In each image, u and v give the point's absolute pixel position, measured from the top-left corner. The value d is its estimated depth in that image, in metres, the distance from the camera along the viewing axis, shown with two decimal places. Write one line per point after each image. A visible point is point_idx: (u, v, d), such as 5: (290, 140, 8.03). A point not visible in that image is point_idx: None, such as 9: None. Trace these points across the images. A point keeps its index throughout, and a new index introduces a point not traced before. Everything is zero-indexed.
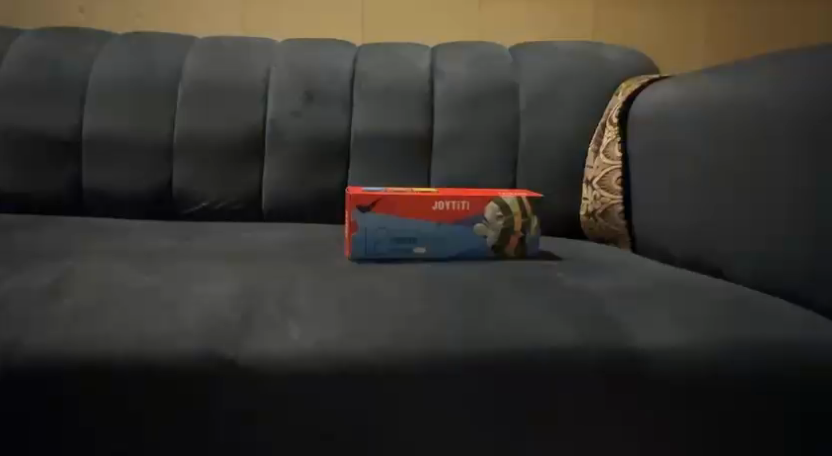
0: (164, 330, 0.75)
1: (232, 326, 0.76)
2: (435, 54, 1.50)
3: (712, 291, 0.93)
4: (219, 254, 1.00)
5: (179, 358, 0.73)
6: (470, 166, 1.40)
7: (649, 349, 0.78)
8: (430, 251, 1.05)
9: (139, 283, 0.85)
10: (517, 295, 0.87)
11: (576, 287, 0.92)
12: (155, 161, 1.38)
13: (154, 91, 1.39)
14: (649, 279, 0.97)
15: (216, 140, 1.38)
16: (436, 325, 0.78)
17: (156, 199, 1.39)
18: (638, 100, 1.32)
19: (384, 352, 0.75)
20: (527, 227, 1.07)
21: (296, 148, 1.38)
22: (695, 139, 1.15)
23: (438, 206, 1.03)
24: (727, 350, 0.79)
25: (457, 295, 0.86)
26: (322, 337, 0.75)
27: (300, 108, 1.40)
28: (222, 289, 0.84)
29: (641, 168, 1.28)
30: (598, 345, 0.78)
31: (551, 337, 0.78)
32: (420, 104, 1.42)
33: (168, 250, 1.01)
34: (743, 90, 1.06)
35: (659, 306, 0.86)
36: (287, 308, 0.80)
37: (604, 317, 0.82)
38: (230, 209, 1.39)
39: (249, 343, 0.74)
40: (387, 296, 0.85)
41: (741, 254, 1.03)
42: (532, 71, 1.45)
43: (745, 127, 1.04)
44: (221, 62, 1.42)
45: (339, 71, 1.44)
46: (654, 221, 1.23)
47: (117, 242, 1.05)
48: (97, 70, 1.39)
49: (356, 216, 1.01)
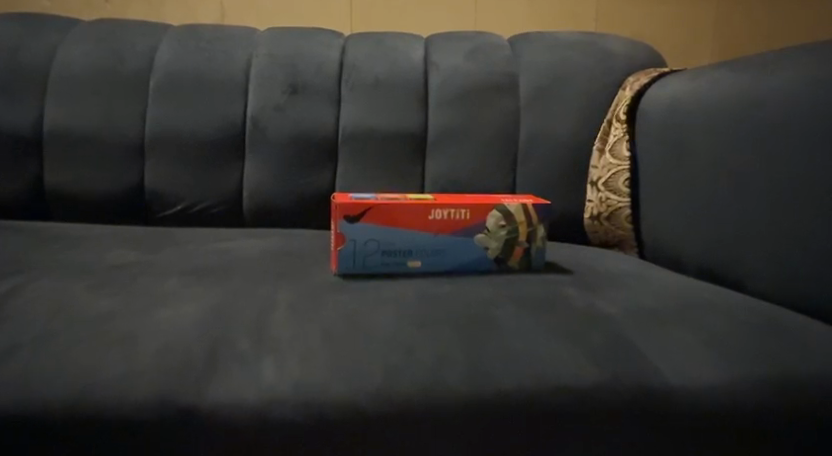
0: (115, 369, 0.64)
1: (195, 361, 0.66)
2: (428, 45, 1.39)
3: (738, 309, 0.83)
4: (189, 269, 0.89)
5: (132, 404, 0.62)
6: (467, 167, 1.30)
7: (675, 386, 0.68)
8: (425, 265, 0.94)
9: (92, 306, 0.74)
10: (524, 320, 0.77)
11: (588, 306, 0.82)
12: (124, 161, 1.26)
13: (122, 83, 1.27)
14: (668, 296, 0.87)
15: (191, 138, 1.27)
16: (431, 359, 0.68)
17: (127, 202, 1.28)
18: (647, 96, 1.22)
19: (371, 394, 0.64)
20: (533, 237, 0.97)
21: (278, 146, 1.28)
22: (711, 138, 1.04)
23: (435, 215, 0.93)
24: (760, 384, 0.69)
25: (458, 321, 0.76)
26: (298, 376, 0.65)
27: (283, 103, 1.29)
28: (188, 315, 0.73)
29: (650, 170, 1.18)
30: (616, 381, 0.68)
31: (562, 373, 0.68)
32: (412, 99, 1.31)
33: (130, 264, 0.90)
34: (766, 85, 0.95)
35: (684, 331, 0.76)
36: (260, 339, 0.70)
37: (622, 345, 0.72)
38: (208, 213, 1.29)
39: (213, 384, 0.64)
40: (377, 322, 0.74)
41: (764, 267, 0.93)
42: (533, 63, 1.34)
43: (767, 127, 0.94)
44: (197, 52, 1.31)
45: (326, 62, 1.32)
46: (664, 227, 1.13)
47: (77, 253, 0.94)
48: (59, 60, 1.27)
49: (343, 228, 0.90)
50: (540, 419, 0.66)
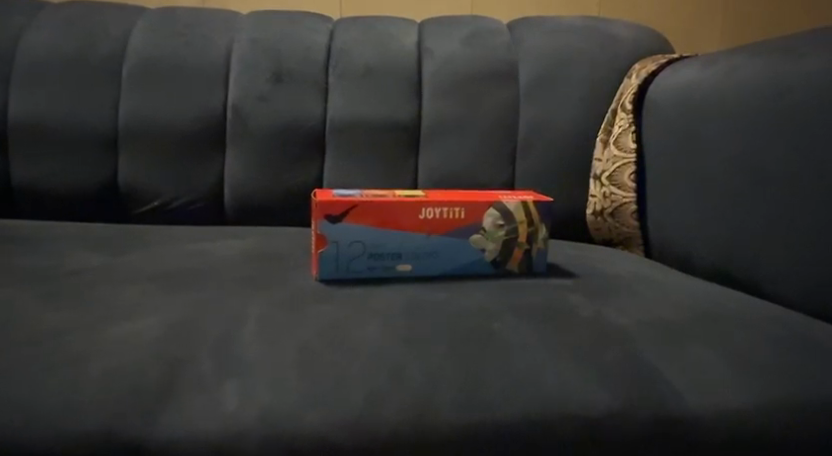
0: (53, 396, 0.56)
1: (147, 387, 0.58)
2: (423, 30, 1.30)
3: (759, 319, 0.75)
4: (155, 276, 0.81)
5: (71, 438, 0.55)
6: (463, 161, 1.21)
7: (697, 412, 0.61)
8: (416, 268, 0.86)
9: (39, 322, 0.66)
10: (525, 333, 0.69)
11: (596, 316, 0.74)
12: (96, 155, 1.18)
13: (92, 70, 1.19)
14: (683, 304, 0.79)
15: (167, 130, 1.18)
16: (419, 382, 0.60)
17: (98, 199, 1.19)
18: (655, 84, 1.13)
19: (349, 424, 0.57)
20: (533, 238, 0.90)
21: (261, 138, 1.19)
22: (722, 130, 0.95)
23: (426, 213, 0.85)
24: (792, 408, 0.62)
25: (450, 335, 0.68)
26: (266, 403, 0.57)
27: (267, 92, 1.20)
28: (147, 332, 0.65)
29: (658, 164, 1.09)
30: (631, 407, 0.60)
31: (568, 398, 0.60)
32: (404, 88, 1.23)
33: (92, 270, 0.82)
34: (785, 71, 0.86)
35: (704, 347, 0.68)
36: (224, 359, 0.62)
37: (635, 364, 0.65)
38: (187, 210, 1.20)
39: (166, 414, 0.56)
40: (360, 338, 0.66)
41: (783, 270, 0.84)
42: (534, 50, 1.26)
43: (785, 118, 0.85)
44: (174, 37, 1.22)
45: (312, 47, 1.24)
46: (672, 226, 1.05)
47: (33, 257, 0.86)
48: (26, 45, 1.18)
49: (325, 228, 0.82)
50: (544, 451, 0.59)
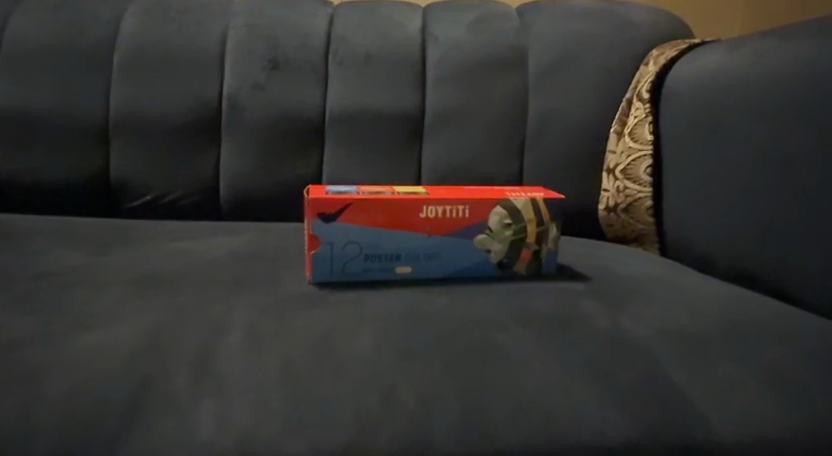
0: (11, 419, 0.51)
1: (114, 409, 0.53)
2: (428, 15, 1.24)
3: (786, 328, 0.69)
4: (137, 278, 0.76)
5: None
6: (469, 153, 1.15)
7: (722, 438, 0.56)
8: (416, 270, 0.81)
9: (7, 332, 0.61)
10: (531, 346, 0.63)
11: (610, 326, 0.68)
12: (85, 147, 1.13)
13: (81, 57, 1.13)
14: (704, 311, 0.73)
15: (159, 120, 1.13)
16: (413, 402, 0.55)
17: (88, 193, 1.14)
18: (674, 71, 1.06)
19: (337, 453, 0.52)
20: (544, 237, 0.84)
21: (256, 130, 1.14)
22: (746, 122, 0.88)
23: (427, 212, 0.79)
24: (823, 433, 0.56)
25: (450, 348, 0.62)
26: (244, 429, 0.52)
27: (262, 80, 1.14)
28: (122, 343, 0.60)
29: (675, 157, 1.03)
30: (648, 434, 0.55)
31: (577, 423, 0.55)
32: (407, 76, 1.16)
33: (71, 272, 0.77)
34: (816, 58, 0.79)
35: (728, 362, 0.62)
36: (203, 377, 0.57)
37: (651, 382, 0.59)
38: (180, 204, 1.15)
39: (133, 440, 0.51)
40: (352, 351, 0.61)
41: (809, 276, 0.78)
42: (545, 36, 1.19)
43: (815, 111, 0.78)
44: (166, 23, 1.16)
45: (311, 34, 1.18)
46: (690, 225, 0.99)
47: (9, 257, 0.81)
48: (11, 31, 1.13)
49: (318, 228, 0.77)
50: None
